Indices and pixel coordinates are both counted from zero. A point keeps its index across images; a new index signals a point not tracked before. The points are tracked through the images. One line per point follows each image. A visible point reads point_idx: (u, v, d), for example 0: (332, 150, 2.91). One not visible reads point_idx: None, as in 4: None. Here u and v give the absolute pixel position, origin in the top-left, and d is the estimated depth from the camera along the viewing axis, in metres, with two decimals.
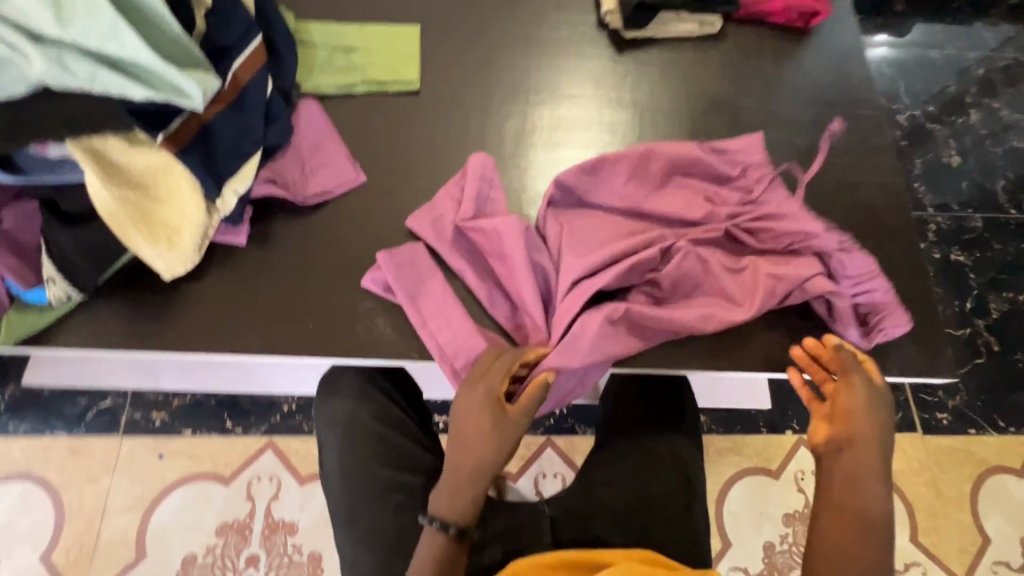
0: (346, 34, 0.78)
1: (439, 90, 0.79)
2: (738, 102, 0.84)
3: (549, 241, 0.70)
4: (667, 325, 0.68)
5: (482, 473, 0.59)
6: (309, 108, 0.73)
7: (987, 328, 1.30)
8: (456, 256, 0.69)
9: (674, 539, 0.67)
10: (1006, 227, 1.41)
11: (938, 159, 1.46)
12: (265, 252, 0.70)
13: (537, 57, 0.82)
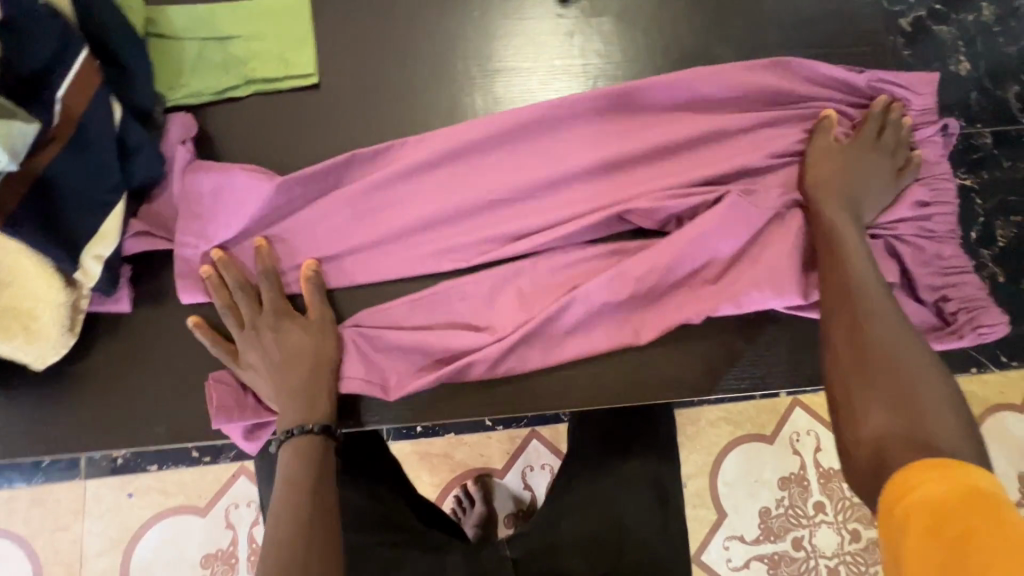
0: (212, 18, 0.63)
1: (340, 80, 0.66)
2: (702, 52, 0.71)
3: (554, 158, 0.66)
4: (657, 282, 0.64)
5: (319, 364, 0.61)
6: (179, 128, 0.63)
7: (993, 258, 1.21)
8: (452, 192, 0.65)
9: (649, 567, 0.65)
10: (1017, 141, 1.28)
11: (946, 67, 1.28)
12: (157, 312, 0.64)
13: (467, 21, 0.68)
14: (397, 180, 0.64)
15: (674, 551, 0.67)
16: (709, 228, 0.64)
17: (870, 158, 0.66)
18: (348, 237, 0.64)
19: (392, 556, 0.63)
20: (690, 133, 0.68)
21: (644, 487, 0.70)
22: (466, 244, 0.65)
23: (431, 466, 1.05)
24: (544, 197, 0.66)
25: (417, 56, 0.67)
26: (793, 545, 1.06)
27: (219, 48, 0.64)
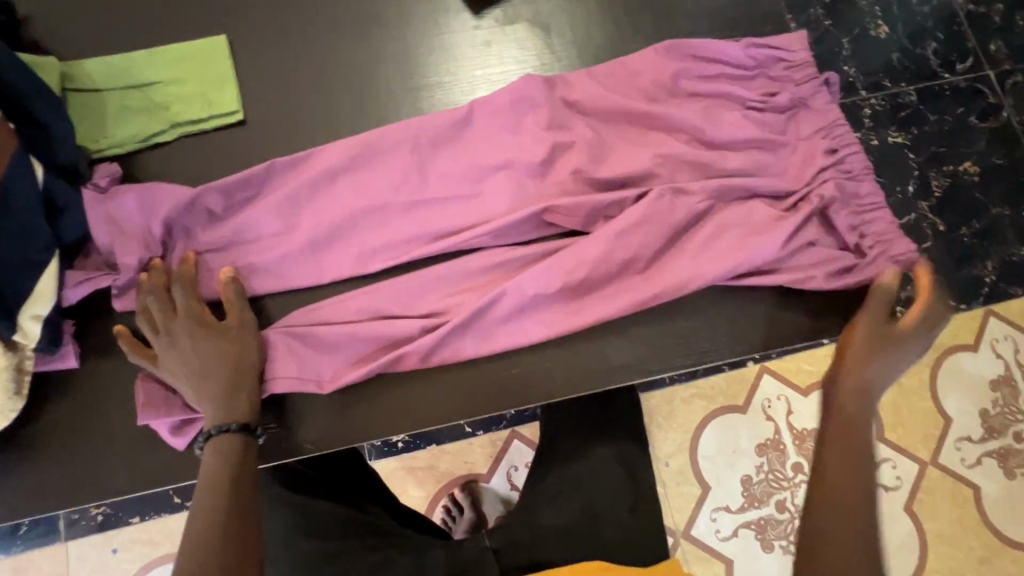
0: (130, 68, 0.65)
1: (263, 115, 0.68)
2: (614, 47, 0.74)
3: (463, 151, 0.68)
4: (591, 269, 0.65)
5: (243, 369, 0.59)
6: (105, 177, 0.64)
7: (931, 208, 1.27)
8: (374, 196, 0.67)
9: (622, 542, 0.70)
10: (940, 94, 1.34)
11: (866, 33, 1.34)
12: (106, 360, 0.64)
13: (383, 42, 0.70)
14: (319, 184, 0.66)
15: (643, 522, 0.71)
16: (639, 218, 0.66)
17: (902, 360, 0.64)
18: (275, 243, 0.66)
19: (376, 558, 0.67)
20: (609, 126, 0.71)
21: (610, 465, 0.73)
22: (394, 248, 0.67)
23: (417, 479, 1.06)
24: (468, 193, 0.68)
25: (335, 82, 0.69)
26: (777, 508, 1.09)
27: (138, 95, 0.65)
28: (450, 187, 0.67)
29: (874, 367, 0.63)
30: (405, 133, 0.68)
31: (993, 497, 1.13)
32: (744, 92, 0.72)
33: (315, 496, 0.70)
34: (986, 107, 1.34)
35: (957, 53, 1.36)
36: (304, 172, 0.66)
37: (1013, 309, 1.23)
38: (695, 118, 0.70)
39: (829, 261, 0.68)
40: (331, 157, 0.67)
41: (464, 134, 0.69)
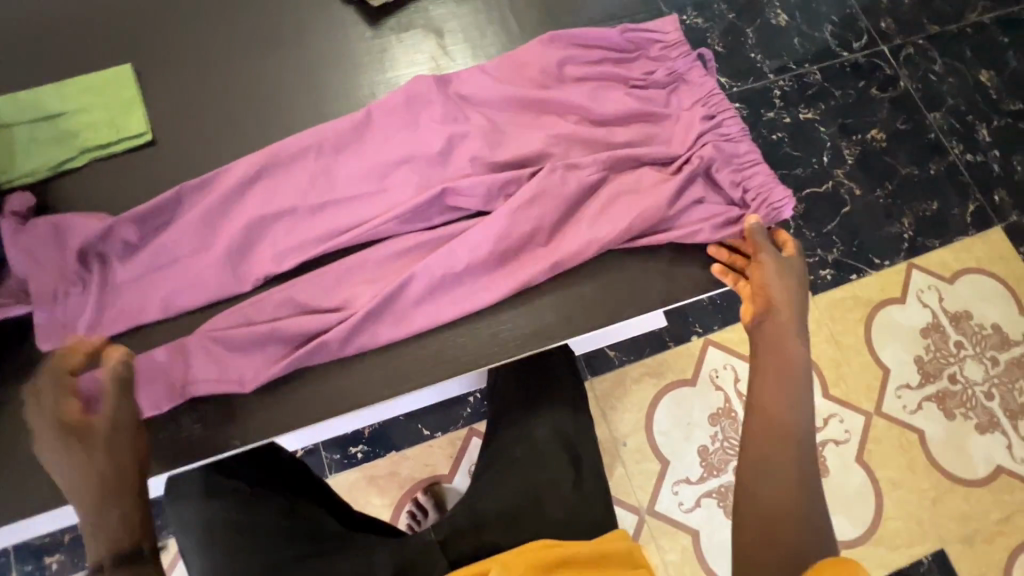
0: (39, 100, 0.69)
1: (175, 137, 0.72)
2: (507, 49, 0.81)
3: (366, 151, 0.73)
4: (493, 245, 0.70)
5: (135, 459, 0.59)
6: (17, 205, 0.66)
7: (846, 175, 1.35)
8: (283, 200, 0.70)
9: (574, 520, 0.66)
10: (843, 71, 1.44)
11: (767, 22, 1.44)
12: (32, 385, 0.66)
13: (288, 60, 0.76)
14: (230, 195, 0.70)
15: (591, 502, 0.67)
16: (534, 193, 0.71)
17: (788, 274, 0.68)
18: (192, 256, 0.69)
19: (319, 565, 0.64)
20: (507, 118, 0.76)
21: (552, 443, 0.71)
22: (308, 246, 0.70)
23: (379, 488, 1.06)
24: (375, 189, 0.72)
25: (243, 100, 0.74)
26: (736, 474, 1.12)
27: (49, 126, 0.69)
28: (355, 184, 0.72)
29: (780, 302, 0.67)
30: (307, 141, 0.72)
31: (937, 438, 1.17)
32: (629, 75, 0.79)
33: (249, 509, 0.67)
34: (885, 79, 1.44)
35: (852, 33, 1.47)
36: (214, 190, 0.69)
37: (934, 260, 1.30)
38: (583, 105, 0.77)
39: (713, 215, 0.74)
40: (240, 170, 0.71)
41: (365, 135, 0.74)
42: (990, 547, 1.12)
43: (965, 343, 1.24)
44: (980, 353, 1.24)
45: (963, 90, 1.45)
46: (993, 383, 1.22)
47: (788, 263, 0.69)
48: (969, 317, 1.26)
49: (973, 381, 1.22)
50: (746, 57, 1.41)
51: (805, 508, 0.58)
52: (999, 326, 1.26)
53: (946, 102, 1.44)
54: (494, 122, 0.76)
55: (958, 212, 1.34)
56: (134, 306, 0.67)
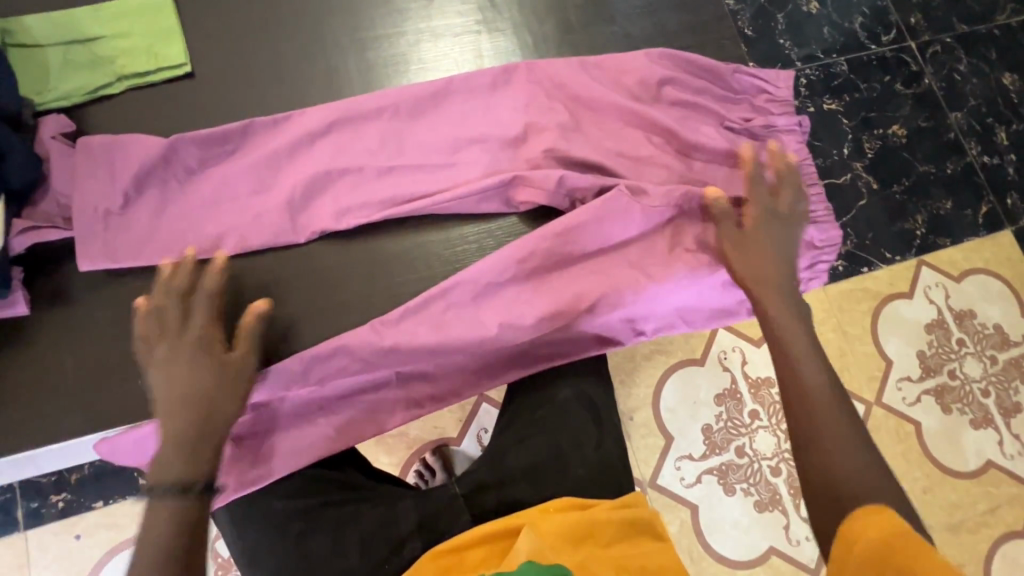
0: (75, 23, 0.70)
1: (218, 78, 0.74)
2: (545, 20, 0.83)
3: (436, 124, 0.76)
4: (577, 286, 0.74)
5: (194, 383, 0.61)
6: (54, 128, 0.68)
7: (864, 168, 1.36)
8: (351, 162, 0.73)
9: (595, 484, 0.68)
10: (869, 64, 1.43)
11: (799, 8, 1.42)
12: (69, 310, 0.69)
13: (338, 11, 0.78)
14: (297, 140, 0.72)
15: (612, 465, 0.69)
16: (609, 218, 0.73)
17: (779, 249, 0.72)
18: (254, 201, 0.71)
19: (341, 511, 0.66)
20: (545, 87, 0.78)
21: (577, 406, 0.72)
22: (368, 210, 0.72)
23: (388, 447, 1.07)
24: (435, 154, 0.74)
25: (301, 55, 0.76)
26: (737, 453, 1.14)
27: (86, 51, 0.70)
28: (417, 148, 0.74)
29: (767, 272, 0.71)
30: (383, 108, 0.75)
31: (932, 431, 1.20)
32: (680, 69, 0.82)
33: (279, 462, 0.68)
34: (910, 75, 1.44)
35: (881, 26, 1.46)
36: (284, 133, 0.72)
37: (943, 258, 1.32)
38: (615, 81, 0.80)
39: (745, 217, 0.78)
40: (308, 123, 0.73)
41: (429, 102, 0.76)
42: (973, 536, 1.16)
43: (966, 341, 1.27)
44: (980, 351, 1.27)
45: (985, 92, 1.45)
46: (990, 381, 1.25)
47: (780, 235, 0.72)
48: (973, 316, 1.29)
49: (971, 378, 1.25)
50: (775, 43, 1.40)
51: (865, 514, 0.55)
52: (1001, 326, 1.29)
53: (968, 102, 1.44)
54: (532, 90, 0.78)
55: (970, 213, 1.36)
56: (182, 231, 0.69)
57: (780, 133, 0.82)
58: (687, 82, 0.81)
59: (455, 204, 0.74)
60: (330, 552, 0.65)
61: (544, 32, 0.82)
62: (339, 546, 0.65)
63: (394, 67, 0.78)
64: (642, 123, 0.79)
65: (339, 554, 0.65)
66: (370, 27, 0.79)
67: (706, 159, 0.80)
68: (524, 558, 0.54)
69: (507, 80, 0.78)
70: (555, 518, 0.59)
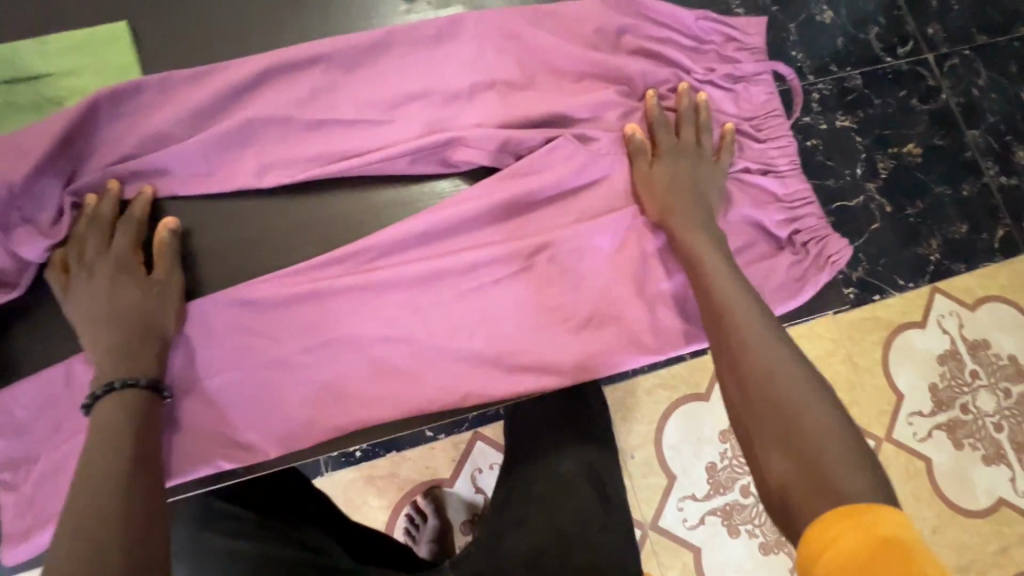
0: (26, 57, 0.69)
1: (196, 117, 0.70)
2: (539, 57, 0.79)
3: (378, 88, 0.75)
4: (534, 227, 0.76)
5: (120, 308, 0.62)
6: None
7: (877, 189, 1.30)
8: (282, 112, 0.72)
9: (608, 567, 0.59)
10: (884, 77, 1.36)
11: (812, 17, 1.34)
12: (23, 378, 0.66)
13: (321, 46, 0.74)
14: (222, 89, 0.71)
15: (623, 552, 0.61)
16: (557, 164, 0.76)
17: (678, 165, 0.76)
18: (173, 151, 0.69)
19: None
20: (520, 109, 0.76)
21: (579, 482, 0.66)
22: (294, 163, 0.72)
23: (377, 489, 1.02)
24: (373, 111, 0.74)
25: (285, 96, 0.73)
26: (742, 493, 1.09)
27: (31, 91, 0.69)
28: (350, 99, 0.74)
29: (671, 193, 0.75)
30: (318, 58, 0.74)
31: (943, 467, 1.16)
32: (647, 21, 0.82)
33: (248, 534, 0.64)
34: (927, 90, 1.37)
35: (897, 37, 1.39)
36: (208, 83, 0.71)
37: (957, 285, 1.26)
38: (608, 128, 0.78)
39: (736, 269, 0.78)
40: (237, 75, 0.72)
41: (375, 68, 0.75)
42: None
43: (980, 372, 1.22)
44: (994, 384, 1.22)
45: (1003, 107, 1.39)
46: (1004, 415, 1.21)
47: (683, 157, 0.77)
48: (987, 346, 1.24)
49: (984, 412, 1.20)
50: (787, 55, 1.32)
51: (798, 419, 0.55)
52: (1015, 357, 1.24)
53: (985, 119, 1.38)
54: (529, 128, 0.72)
55: (986, 237, 1.30)
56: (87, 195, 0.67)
57: (749, 82, 0.84)
58: (654, 29, 0.82)
59: (401, 167, 0.74)
60: None
61: (537, 70, 0.79)
62: None
63: (381, 107, 0.74)
64: None
65: None
66: (357, 68, 0.75)
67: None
68: None
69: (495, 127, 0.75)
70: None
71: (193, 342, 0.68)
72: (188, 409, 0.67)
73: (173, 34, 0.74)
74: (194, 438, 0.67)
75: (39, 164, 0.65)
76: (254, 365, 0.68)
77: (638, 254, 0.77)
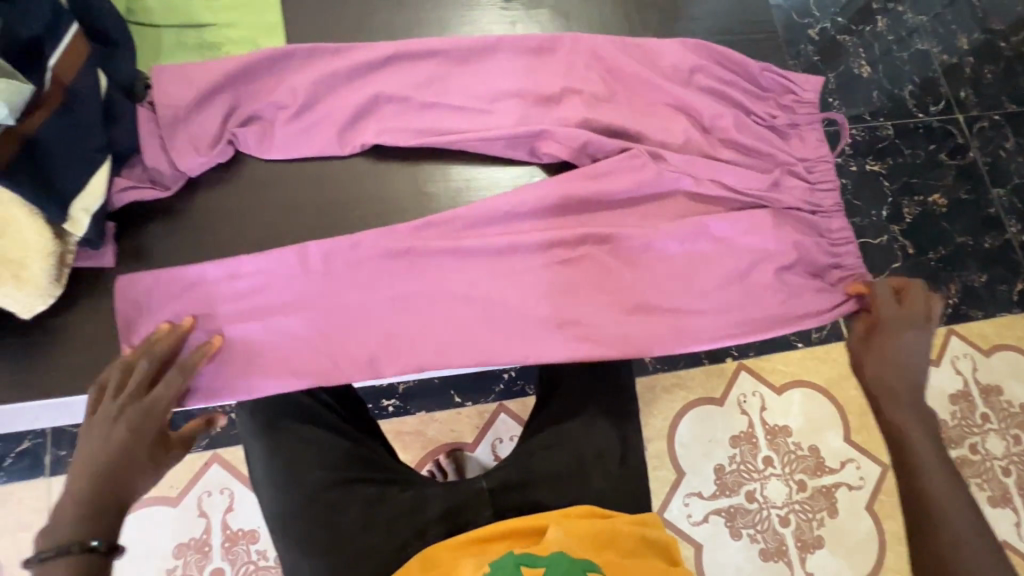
0: (191, 11, 0.83)
1: (311, 82, 0.82)
2: (606, 64, 0.90)
3: (484, 81, 0.87)
4: (597, 220, 0.86)
5: (102, 476, 0.61)
6: (161, 74, 0.77)
7: (902, 233, 1.37)
8: (399, 89, 0.84)
9: (614, 493, 0.72)
10: (916, 131, 1.45)
11: (850, 70, 1.46)
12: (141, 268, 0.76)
13: (439, 40, 0.86)
14: (357, 65, 0.83)
15: (631, 483, 0.73)
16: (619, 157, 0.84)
17: (898, 313, 0.78)
18: (306, 114, 0.82)
19: (374, 489, 0.70)
20: (585, 104, 0.87)
21: (604, 428, 0.76)
22: (400, 134, 0.83)
23: (404, 444, 1.09)
24: (476, 99, 0.85)
25: (386, 76, 0.84)
26: (747, 497, 1.13)
27: (195, 35, 0.83)
28: (457, 87, 0.86)
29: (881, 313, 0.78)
30: (437, 49, 0.86)
31: None
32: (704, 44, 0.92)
33: (326, 429, 0.73)
34: (955, 146, 1.46)
35: (931, 97, 1.48)
36: (346, 57, 0.83)
37: (973, 330, 1.31)
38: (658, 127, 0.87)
39: (767, 268, 0.85)
40: (368, 55, 0.84)
41: (481, 64, 0.88)
42: None
43: (991, 417, 1.25)
44: (1004, 429, 1.25)
45: None
46: (1012, 460, 1.23)
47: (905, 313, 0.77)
48: (1000, 392, 1.27)
49: (992, 455, 1.23)
50: (824, 101, 1.43)
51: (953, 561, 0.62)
52: None
53: (1012, 180, 1.45)
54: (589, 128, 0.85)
55: (1005, 289, 1.36)
56: (227, 133, 0.79)
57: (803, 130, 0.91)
58: (723, 65, 0.92)
59: (487, 145, 0.85)
60: (358, 527, 0.68)
61: (604, 77, 0.90)
62: (369, 521, 0.68)
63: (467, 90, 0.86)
64: None
65: (366, 529, 0.68)
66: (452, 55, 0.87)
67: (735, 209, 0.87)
68: (557, 546, 0.60)
69: (565, 116, 0.86)
70: (577, 523, 0.63)
71: (293, 266, 0.78)
72: (280, 327, 0.76)
73: (305, 13, 0.88)
74: (276, 353, 0.76)
75: (201, 97, 0.77)
76: (342, 302, 0.78)
77: (674, 242, 0.85)
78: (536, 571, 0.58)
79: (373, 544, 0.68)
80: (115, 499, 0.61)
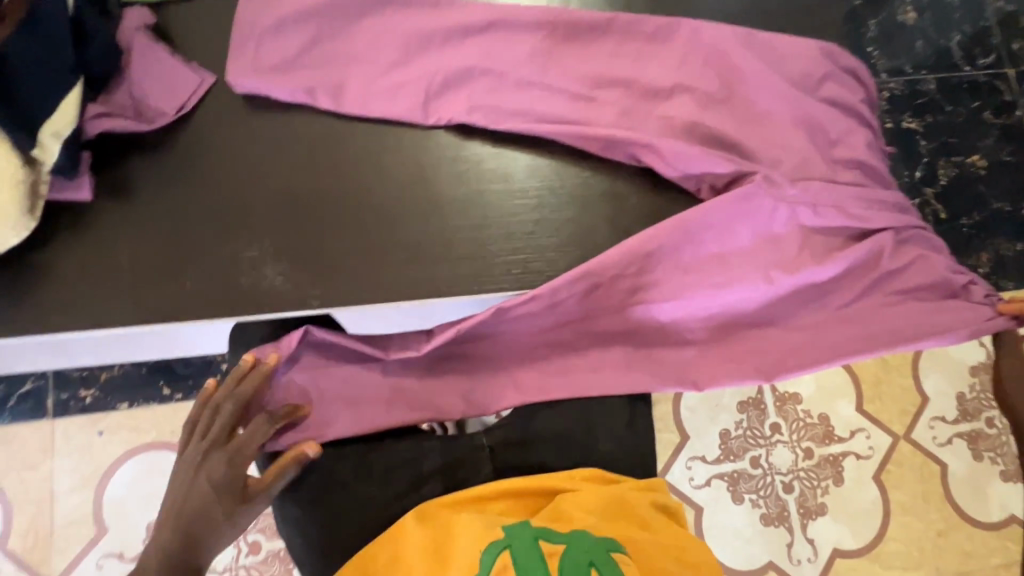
0: None
1: (306, 9, 0.75)
2: None
3: (566, 63, 0.77)
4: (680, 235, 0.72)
5: (183, 530, 0.61)
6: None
7: (935, 195, 1.29)
8: (462, 58, 0.76)
9: (620, 458, 0.70)
10: (960, 86, 1.34)
11: (893, 17, 1.34)
12: (124, 204, 0.73)
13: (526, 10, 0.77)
14: (442, 32, 0.76)
15: (638, 446, 0.71)
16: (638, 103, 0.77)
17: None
18: (355, 82, 0.76)
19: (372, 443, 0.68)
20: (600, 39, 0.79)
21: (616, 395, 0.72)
22: (450, 107, 0.76)
23: None
24: (546, 77, 0.76)
25: (384, 2, 0.77)
26: (752, 463, 1.12)
27: None
28: (529, 66, 0.77)
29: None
30: (533, 24, 0.77)
31: (958, 475, 1.15)
32: None
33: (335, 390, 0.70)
34: (1002, 104, 1.35)
35: (980, 48, 1.36)
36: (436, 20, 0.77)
37: None
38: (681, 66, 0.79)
39: (814, 244, 0.74)
40: (449, 19, 0.77)
41: (567, 44, 0.78)
42: None
43: None
44: None
45: None
46: None
47: None
48: None
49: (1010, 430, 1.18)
50: (862, 50, 1.32)
51: None
52: None
53: None
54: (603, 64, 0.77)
55: None
56: (275, 82, 0.75)
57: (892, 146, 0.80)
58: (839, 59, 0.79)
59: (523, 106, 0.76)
60: (354, 478, 0.67)
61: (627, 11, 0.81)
62: (365, 473, 0.67)
63: (471, 19, 0.77)
64: (715, 106, 0.76)
65: (362, 481, 0.66)
66: None
67: (790, 175, 0.74)
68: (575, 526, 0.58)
69: (578, 53, 0.78)
70: (588, 495, 0.62)
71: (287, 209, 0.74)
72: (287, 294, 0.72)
73: None
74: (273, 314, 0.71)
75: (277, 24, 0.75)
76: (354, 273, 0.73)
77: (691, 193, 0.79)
78: (554, 548, 0.55)
79: (368, 496, 0.66)
80: (184, 554, 0.61)
